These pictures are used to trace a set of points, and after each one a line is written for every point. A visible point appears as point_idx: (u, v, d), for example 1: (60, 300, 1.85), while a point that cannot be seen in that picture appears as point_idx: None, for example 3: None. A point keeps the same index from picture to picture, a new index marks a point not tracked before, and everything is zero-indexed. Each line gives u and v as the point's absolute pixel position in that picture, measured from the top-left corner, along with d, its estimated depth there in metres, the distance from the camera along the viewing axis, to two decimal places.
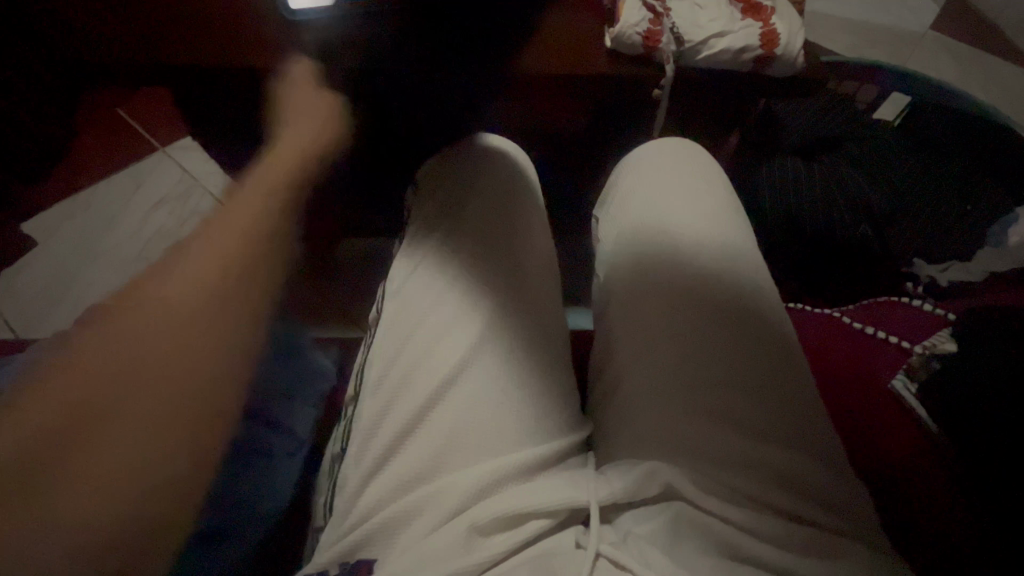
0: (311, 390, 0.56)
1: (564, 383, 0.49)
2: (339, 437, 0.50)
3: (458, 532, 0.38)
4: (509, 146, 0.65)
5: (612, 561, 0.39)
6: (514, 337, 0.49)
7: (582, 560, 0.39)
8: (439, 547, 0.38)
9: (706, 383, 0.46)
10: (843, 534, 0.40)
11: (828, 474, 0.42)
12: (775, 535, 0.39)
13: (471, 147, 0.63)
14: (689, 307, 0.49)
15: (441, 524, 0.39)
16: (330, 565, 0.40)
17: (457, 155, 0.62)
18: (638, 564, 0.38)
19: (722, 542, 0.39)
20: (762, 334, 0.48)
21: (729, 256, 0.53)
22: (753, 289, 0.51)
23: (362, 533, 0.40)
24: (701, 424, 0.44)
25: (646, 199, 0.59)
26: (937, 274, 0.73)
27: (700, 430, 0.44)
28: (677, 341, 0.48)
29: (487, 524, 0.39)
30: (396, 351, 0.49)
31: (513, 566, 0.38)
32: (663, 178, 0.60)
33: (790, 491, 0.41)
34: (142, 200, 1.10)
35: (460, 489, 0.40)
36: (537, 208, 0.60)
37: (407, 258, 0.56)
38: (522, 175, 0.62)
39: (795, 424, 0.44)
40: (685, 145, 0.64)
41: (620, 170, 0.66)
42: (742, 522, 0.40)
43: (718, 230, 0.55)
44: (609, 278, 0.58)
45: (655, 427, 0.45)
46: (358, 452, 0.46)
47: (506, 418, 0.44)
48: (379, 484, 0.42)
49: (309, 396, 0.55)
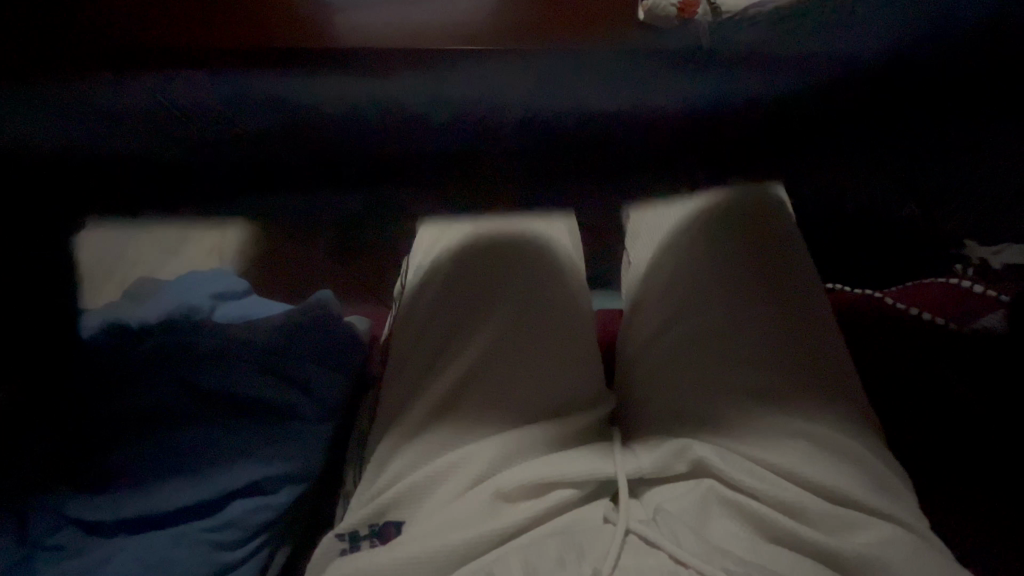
0: (346, 360, 0.56)
1: (592, 361, 0.48)
2: (370, 407, 0.52)
3: (485, 498, 0.39)
4: None
5: (642, 537, 0.38)
6: (541, 312, 0.47)
7: (612, 534, 0.38)
8: (464, 512, 0.38)
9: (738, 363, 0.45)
10: (885, 516, 0.38)
11: (867, 457, 0.41)
12: (810, 513, 0.38)
13: None
14: (720, 283, 0.48)
15: (469, 488, 0.40)
16: (359, 526, 0.41)
17: None
18: (669, 541, 0.37)
19: (752, 517, 0.39)
20: (800, 316, 0.46)
21: (764, 225, 0.51)
22: (792, 274, 0.49)
23: (391, 496, 0.41)
24: (732, 406, 0.43)
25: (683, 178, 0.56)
26: (990, 255, 0.73)
27: (728, 408, 0.43)
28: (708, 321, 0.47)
29: (512, 491, 0.39)
30: (418, 324, 0.49)
31: (539, 536, 0.38)
32: None
33: (830, 469, 0.40)
34: None
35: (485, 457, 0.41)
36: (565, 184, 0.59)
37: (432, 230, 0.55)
38: None
39: (833, 406, 0.43)
40: None
41: None
42: (775, 499, 0.39)
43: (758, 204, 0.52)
44: (638, 257, 0.56)
45: (684, 408, 0.45)
46: (387, 425, 0.46)
47: (534, 390, 0.45)
48: (409, 450, 0.43)
49: (342, 366, 0.55)
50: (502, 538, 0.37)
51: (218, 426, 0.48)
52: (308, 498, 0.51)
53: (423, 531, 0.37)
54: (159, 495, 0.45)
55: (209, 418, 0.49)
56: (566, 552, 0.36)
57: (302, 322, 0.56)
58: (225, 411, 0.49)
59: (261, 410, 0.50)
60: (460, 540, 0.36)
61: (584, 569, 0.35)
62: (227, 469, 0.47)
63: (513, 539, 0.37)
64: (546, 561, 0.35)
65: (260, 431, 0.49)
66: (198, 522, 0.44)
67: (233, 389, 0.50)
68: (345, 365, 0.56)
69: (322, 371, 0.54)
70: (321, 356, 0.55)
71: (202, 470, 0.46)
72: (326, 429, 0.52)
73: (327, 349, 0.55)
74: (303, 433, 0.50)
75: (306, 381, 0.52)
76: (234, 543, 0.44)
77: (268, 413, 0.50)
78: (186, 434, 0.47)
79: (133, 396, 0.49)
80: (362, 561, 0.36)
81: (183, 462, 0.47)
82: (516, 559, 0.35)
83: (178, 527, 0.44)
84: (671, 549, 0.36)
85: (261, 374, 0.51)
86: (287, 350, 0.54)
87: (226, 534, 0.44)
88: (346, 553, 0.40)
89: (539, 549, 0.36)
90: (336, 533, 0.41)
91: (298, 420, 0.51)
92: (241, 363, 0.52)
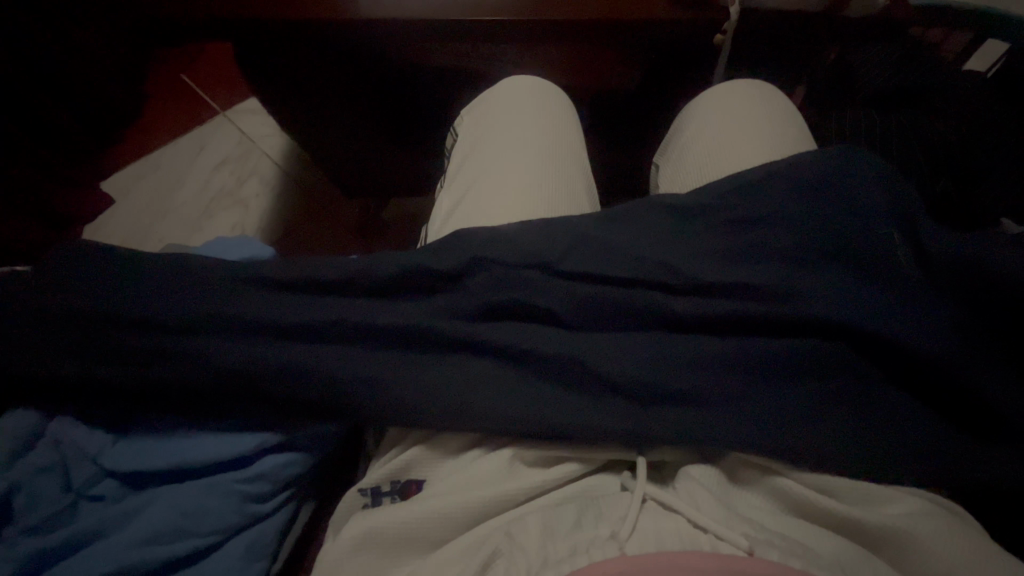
0: (348, 308, 0.44)
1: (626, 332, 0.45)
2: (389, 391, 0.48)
3: (504, 463, 0.39)
4: (558, 109, 0.62)
5: (659, 503, 0.38)
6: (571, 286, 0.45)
7: (629, 500, 0.38)
8: (486, 474, 0.39)
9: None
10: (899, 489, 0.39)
11: (898, 434, 0.40)
12: (828, 487, 0.39)
13: (511, 107, 0.61)
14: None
15: (485, 454, 0.40)
16: (380, 482, 0.41)
17: (501, 114, 0.60)
18: (685, 508, 0.37)
19: (776, 490, 0.39)
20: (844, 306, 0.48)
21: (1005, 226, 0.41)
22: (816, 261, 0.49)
23: (410, 457, 0.41)
24: (766, 388, 0.41)
25: (704, 174, 0.57)
26: None
27: (767, 391, 0.41)
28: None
29: (529, 457, 0.40)
30: None
31: (554, 501, 0.38)
32: (726, 150, 0.57)
33: (860, 445, 0.39)
34: (204, 161, 1.12)
35: (503, 419, 0.40)
36: (582, 157, 0.61)
37: (450, 197, 0.57)
38: (564, 138, 0.60)
39: (863, 388, 0.42)
40: (756, 87, 0.62)
41: (683, 119, 0.64)
42: (793, 473, 0.39)
43: (791, 171, 0.50)
44: None
45: (716, 386, 0.42)
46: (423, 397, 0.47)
47: (566, 354, 0.42)
48: None
49: (336, 322, 0.42)
50: (521, 500, 0.38)
51: (219, 395, 0.42)
52: (329, 467, 0.47)
53: (444, 489, 0.38)
54: (178, 457, 0.41)
55: (201, 383, 0.41)
56: (582, 514, 0.36)
57: (286, 268, 0.45)
58: (213, 376, 0.41)
59: (248, 371, 0.40)
60: (480, 500, 0.37)
61: (601, 533, 0.35)
62: (234, 432, 0.42)
63: (531, 501, 0.38)
64: (564, 523, 0.35)
65: (257, 395, 0.41)
66: (226, 474, 0.41)
67: (220, 348, 0.41)
68: (349, 314, 0.43)
69: (320, 320, 0.42)
70: (310, 305, 0.43)
71: (219, 431, 0.42)
72: (334, 396, 0.41)
73: (315, 300, 0.44)
74: (307, 396, 0.41)
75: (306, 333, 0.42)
76: (264, 496, 0.41)
77: (255, 372, 0.40)
78: (194, 399, 0.42)
79: (112, 365, 0.41)
80: (383, 519, 0.36)
81: (187, 428, 0.42)
82: (535, 519, 0.36)
83: (206, 481, 0.40)
84: (687, 514, 0.36)
85: (252, 327, 0.42)
86: (274, 302, 0.43)
87: (253, 490, 0.40)
88: (369, 507, 0.40)
89: (557, 512, 0.37)
90: (357, 489, 0.41)
91: (296, 381, 0.40)
92: (229, 313, 0.42)
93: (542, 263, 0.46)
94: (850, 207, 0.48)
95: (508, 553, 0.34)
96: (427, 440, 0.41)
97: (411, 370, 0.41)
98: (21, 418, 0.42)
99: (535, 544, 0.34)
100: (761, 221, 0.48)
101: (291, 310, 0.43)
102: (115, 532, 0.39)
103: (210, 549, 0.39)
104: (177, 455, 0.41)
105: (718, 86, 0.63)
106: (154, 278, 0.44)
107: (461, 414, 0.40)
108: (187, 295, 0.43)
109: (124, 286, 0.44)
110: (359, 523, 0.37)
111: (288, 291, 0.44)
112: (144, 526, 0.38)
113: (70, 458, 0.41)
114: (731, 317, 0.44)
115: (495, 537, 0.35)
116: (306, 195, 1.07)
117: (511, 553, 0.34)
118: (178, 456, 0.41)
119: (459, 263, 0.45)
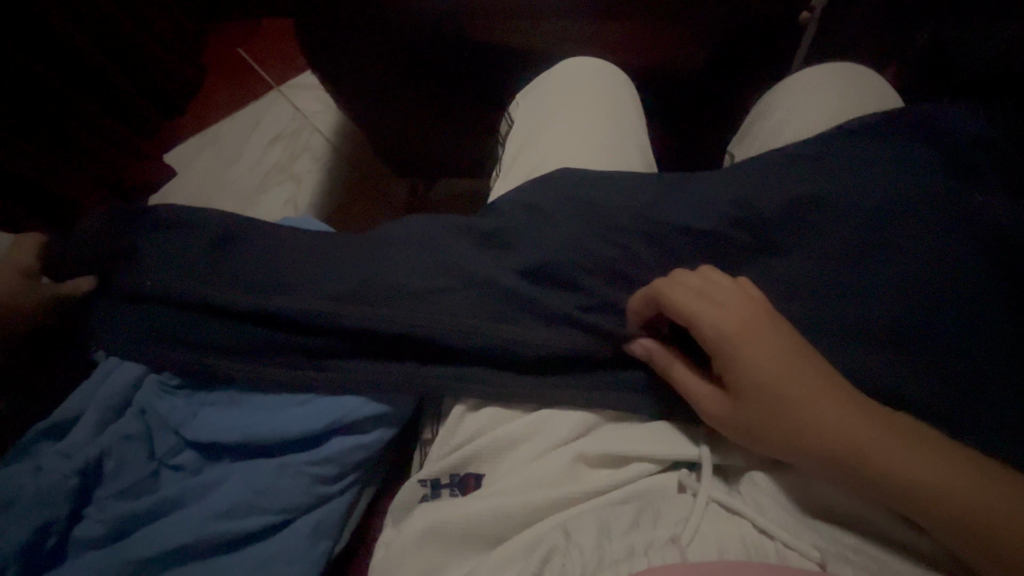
0: (410, 270, 0.42)
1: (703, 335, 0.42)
2: (414, 315, 0.41)
3: (566, 463, 0.38)
4: (626, 94, 0.60)
5: (723, 506, 0.36)
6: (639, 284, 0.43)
7: (693, 503, 0.37)
8: (547, 471, 0.38)
9: (1002, 562, 0.30)
10: None
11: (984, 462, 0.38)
12: None
13: (570, 90, 0.58)
14: (723, 340, 0.35)
15: (546, 451, 0.39)
16: (439, 475, 0.40)
17: (562, 94, 0.58)
18: (754, 516, 0.35)
19: None
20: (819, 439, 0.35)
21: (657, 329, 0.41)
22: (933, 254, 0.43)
23: (470, 449, 0.40)
24: None
25: None
26: None
27: None
28: (887, 465, 0.32)
29: (593, 458, 0.39)
30: None
31: (614, 500, 0.38)
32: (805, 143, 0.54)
33: None
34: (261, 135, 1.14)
35: (561, 407, 0.41)
36: (645, 143, 0.58)
37: (506, 182, 0.56)
38: (629, 125, 0.58)
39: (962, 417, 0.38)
40: (848, 76, 0.58)
41: (767, 107, 0.60)
42: None
43: (885, 165, 0.46)
44: None
45: None
46: (481, 332, 0.41)
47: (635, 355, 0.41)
48: (492, 409, 0.41)
49: (406, 293, 0.41)
50: (582, 500, 0.38)
51: (287, 355, 0.42)
52: (386, 458, 0.47)
53: (504, 487, 0.38)
54: (248, 427, 0.41)
55: (273, 339, 0.41)
56: (639, 513, 0.36)
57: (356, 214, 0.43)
58: (288, 340, 0.41)
59: (327, 340, 0.41)
60: (539, 498, 0.37)
61: (661, 535, 0.34)
62: (308, 399, 0.42)
63: (592, 502, 0.37)
64: (621, 522, 0.35)
65: (328, 358, 0.42)
66: (298, 455, 0.41)
67: (296, 315, 0.41)
68: (413, 281, 0.42)
69: (386, 290, 0.41)
70: (368, 266, 0.42)
71: (287, 390, 0.42)
72: (406, 376, 0.41)
73: (376, 263, 0.42)
74: (380, 373, 0.41)
75: (374, 306, 0.41)
76: (330, 478, 0.41)
77: (334, 341, 0.41)
78: (258, 372, 0.42)
79: (181, 330, 0.42)
80: (446, 517, 0.37)
81: (256, 393, 0.42)
82: (593, 518, 0.36)
83: (279, 458, 0.41)
84: (754, 522, 0.35)
85: (321, 297, 0.41)
86: (343, 265, 0.42)
87: (322, 472, 0.41)
88: (427, 499, 0.40)
89: (616, 510, 0.36)
90: (417, 479, 0.41)
91: (372, 356, 0.42)
92: (296, 287, 0.41)
93: (615, 253, 0.43)
94: (946, 204, 0.44)
95: (565, 551, 0.34)
96: (485, 433, 0.41)
97: (471, 360, 0.42)
98: (114, 381, 0.42)
99: (592, 543, 0.34)
100: (854, 224, 0.44)
101: (360, 280, 0.41)
102: (193, 503, 0.40)
103: (278, 527, 0.40)
104: (254, 428, 0.41)
105: (801, 78, 0.59)
106: (216, 252, 0.43)
107: (520, 399, 0.41)
108: (254, 262, 0.42)
109: (180, 257, 0.42)
110: (422, 518, 0.37)
111: (356, 259, 0.42)
112: (219, 500, 0.39)
113: (154, 428, 0.42)
114: (812, 314, 0.41)
115: (553, 535, 0.35)
116: (357, 174, 1.07)
117: (568, 551, 0.34)
118: (249, 424, 0.41)
119: (528, 261, 0.43)
